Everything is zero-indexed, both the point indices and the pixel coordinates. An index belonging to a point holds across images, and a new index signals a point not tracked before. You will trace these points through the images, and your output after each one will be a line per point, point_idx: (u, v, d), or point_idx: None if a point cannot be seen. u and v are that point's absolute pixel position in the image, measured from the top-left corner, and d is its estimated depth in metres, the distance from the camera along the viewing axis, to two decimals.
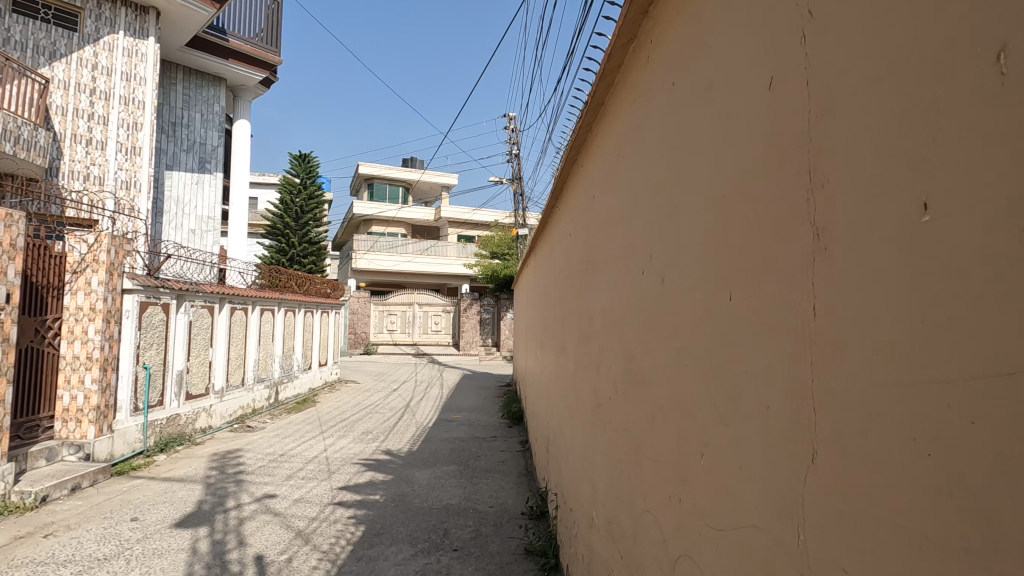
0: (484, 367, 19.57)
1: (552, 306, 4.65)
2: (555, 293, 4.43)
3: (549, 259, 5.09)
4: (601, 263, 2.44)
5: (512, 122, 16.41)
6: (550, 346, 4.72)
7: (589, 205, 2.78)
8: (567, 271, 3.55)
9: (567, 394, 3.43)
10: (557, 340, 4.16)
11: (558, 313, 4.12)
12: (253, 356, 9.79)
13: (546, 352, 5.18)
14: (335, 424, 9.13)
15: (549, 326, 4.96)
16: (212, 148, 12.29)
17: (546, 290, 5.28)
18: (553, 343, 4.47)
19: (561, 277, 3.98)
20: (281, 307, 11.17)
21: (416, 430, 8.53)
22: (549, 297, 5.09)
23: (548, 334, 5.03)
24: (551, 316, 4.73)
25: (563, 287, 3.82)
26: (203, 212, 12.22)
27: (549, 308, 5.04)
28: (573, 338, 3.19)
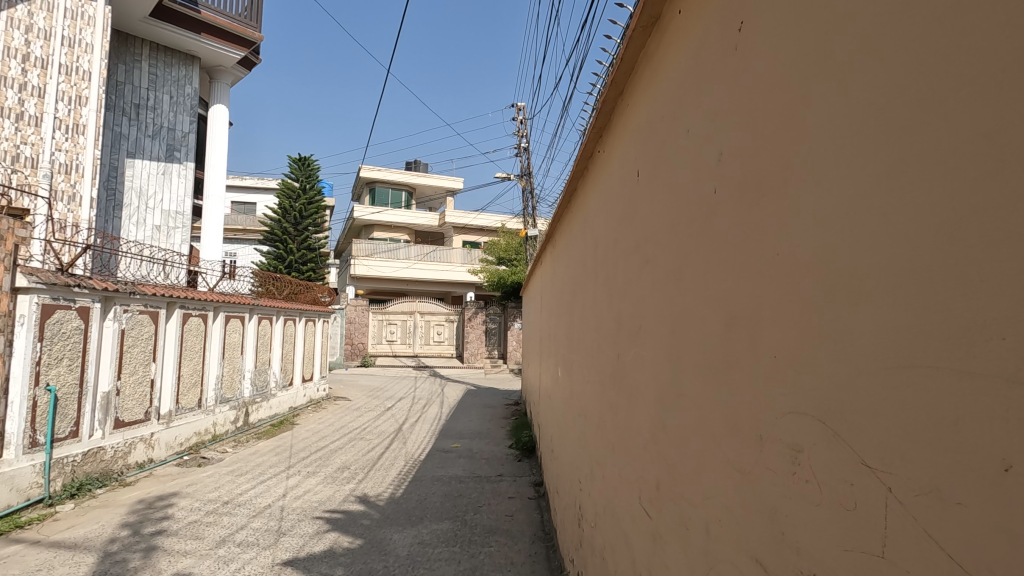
0: (490, 382, 17.97)
1: (588, 302, 3.13)
2: (594, 281, 2.91)
3: (579, 242, 3.58)
4: (816, 170, 0.95)
5: (522, 113, 14.99)
6: (584, 362, 3.19)
7: (720, 82, 1.30)
8: (633, 236, 2.02)
9: (635, 450, 1.92)
10: (600, 354, 2.65)
11: (603, 309, 2.61)
12: (214, 372, 8.26)
13: (574, 374, 3.69)
14: (308, 455, 7.58)
15: (580, 329, 3.46)
16: (183, 134, 10.91)
17: (574, 286, 3.78)
18: (590, 359, 2.95)
19: (609, 252, 2.47)
20: (254, 315, 9.62)
21: (404, 465, 6.96)
22: (579, 294, 3.57)
23: (579, 345, 3.51)
24: (585, 317, 3.21)
25: (617, 264, 2.31)
26: (170, 207, 10.75)
27: (579, 310, 3.52)
28: (660, 352, 1.67)
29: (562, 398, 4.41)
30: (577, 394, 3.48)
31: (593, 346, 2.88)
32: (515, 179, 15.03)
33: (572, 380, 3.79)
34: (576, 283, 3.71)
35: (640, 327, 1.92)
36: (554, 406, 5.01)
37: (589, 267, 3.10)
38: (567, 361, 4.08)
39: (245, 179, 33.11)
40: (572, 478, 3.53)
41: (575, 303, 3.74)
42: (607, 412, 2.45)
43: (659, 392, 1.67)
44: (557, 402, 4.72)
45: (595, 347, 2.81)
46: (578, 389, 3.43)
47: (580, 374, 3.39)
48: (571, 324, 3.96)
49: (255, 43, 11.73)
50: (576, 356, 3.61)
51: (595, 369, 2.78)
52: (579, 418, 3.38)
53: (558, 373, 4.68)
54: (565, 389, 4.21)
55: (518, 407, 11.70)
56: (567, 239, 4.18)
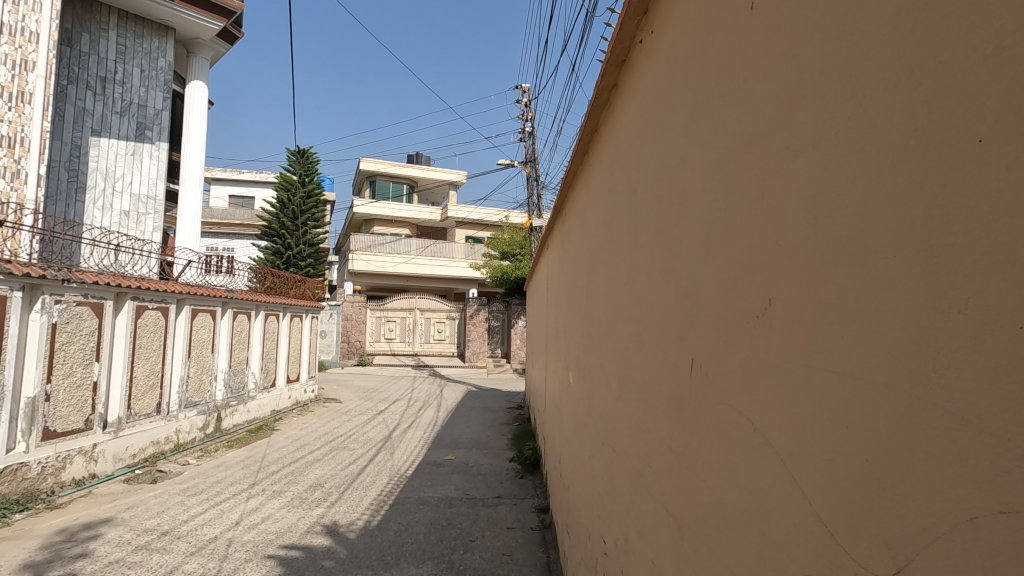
0: (492, 382, 17.01)
1: (616, 276, 2.16)
2: (631, 241, 1.94)
3: (600, 199, 2.61)
4: None
5: (526, 95, 14.03)
6: (609, 361, 2.23)
7: None
8: (739, 138, 1.10)
9: (752, 547, 0.96)
10: (641, 351, 1.70)
11: (651, 282, 1.65)
12: (178, 372, 7.33)
13: (590, 379, 2.75)
14: (280, 468, 6.65)
15: (601, 316, 2.50)
16: (155, 112, 9.98)
17: (592, 259, 2.81)
18: (621, 357, 1.99)
19: (668, 184, 1.52)
20: (229, 310, 8.66)
21: (387, 482, 5.99)
22: (598, 270, 2.61)
23: (597, 337, 2.55)
24: (612, 299, 2.25)
25: (688, 198, 1.35)
26: (140, 191, 9.79)
27: (600, 291, 2.57)
28: (866, 352, 0.72)
29: (574, 407, 3.46)
30: (595, 405, 2.54)
31: (626, 340, 1.92)
32: (519, 166, 14.02)
33: (586, 386, 2.85)
34: (595, 254, 2.75)
35: (765, 301, 0.96)
36: (563, 417, 4.03)
37: (620, 225, 2.14)
38: (580, 359, 3.14)
39: (242, 173, 32.10)
40: (589, 522, 2.58)
41: (593, 283, 2.78)
42: (656, 446, 1.50)
43: (864, 441, 0.72)
44: (567, 410, 3.79)
45: (630, 340, 1.85)
46: (597, 401, 2.48)
47: (600, 377, 2.43)
48: (586, 311, 3.01)
49: (236, 12, 10.73)
50: (593, 353, 2.65)
51: (631, 375, 1.82)
52: (597, 438, 2.43)
53: (569, 374, 3.74)
54: (578, 394, 3.25)
55: (521, 412, 10.74)
56: (583, 203, 3.21)
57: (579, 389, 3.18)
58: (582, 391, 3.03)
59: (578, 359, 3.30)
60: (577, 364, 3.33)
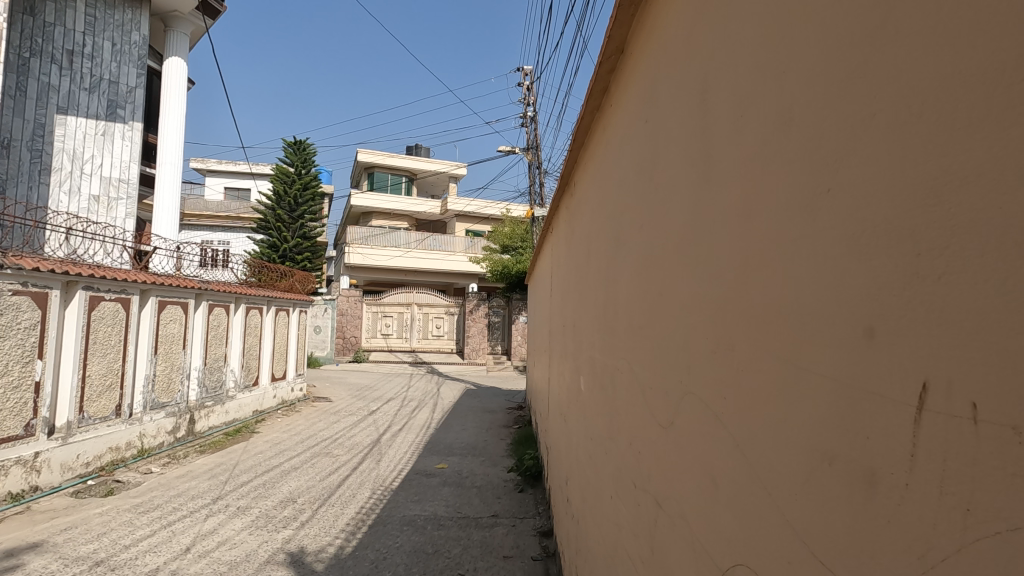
0: (492, 380, 16.32)
1: (663, 237, 1.44)
2: (696, 179, 1.22)
3: (629, 140, 1.88)
4: None
5: (527, 79, 13.30)
6: (649, 363, 1.51)
7: None
8: None
9: None
10: (737, 356, 0.97)
11: (762, 232, 0.92)
12: (142, 371, 6.64)
13: (612, 385, 2.03)
14: (251, 478, 5.96)
15: (630, 299, 1.77)
16: (128, 89, 9.25)
17: (614, 225, 2.09)
18: (677, 362, 1.27)
19: (825, 41, 0.79)
20: (203, 302, 7.95)
21: (369, 497, 5.28)
22: (626, 235, 1.88)
23: (625, 328, 1.83)
24: (651, 272, 1.53)
25: (930, 24, 0.61)
26: (112, 173, 9.06)
27: (627, 264, 1.85)
28: None
29: (586, 417, 2.76)
30: (622, 424, 1.82)
31: (690, 334, 1.20)
32: (520, 153, 13.27)
33: (606, 395, 2.13)
34: (619, 216, 2.02)
35: None
36: (569, 429, 3.35)
37: (669, 160, 1.42)
38: (597, 358, 2.43)
39: (237, 165, 31.35)
40: None
41: (615, 257, 2.05)
42: (801, 537, 0.78)
43: None
44: (576, 420, 3.09)
45: (703, 337, 1.13)
46: (625, 420, 1.76)
47: (631, 387, 1.70)
48: (605, 294, 2.29)
49: None
50: (619, 351, 1.93)
51: (705, 392, 1.10)
52: (626, 472, 1.72)
53: (579, 374, 3.04)
54: (592, 402, 2.53)
55: (522, 413, 10.04)
56: (600, 158, 2.48)
57: (594, 396, 2.47)
58: (601, 400, 2.30)
59: (592, 359, 2.59)
60: (591, 364, 2.62)
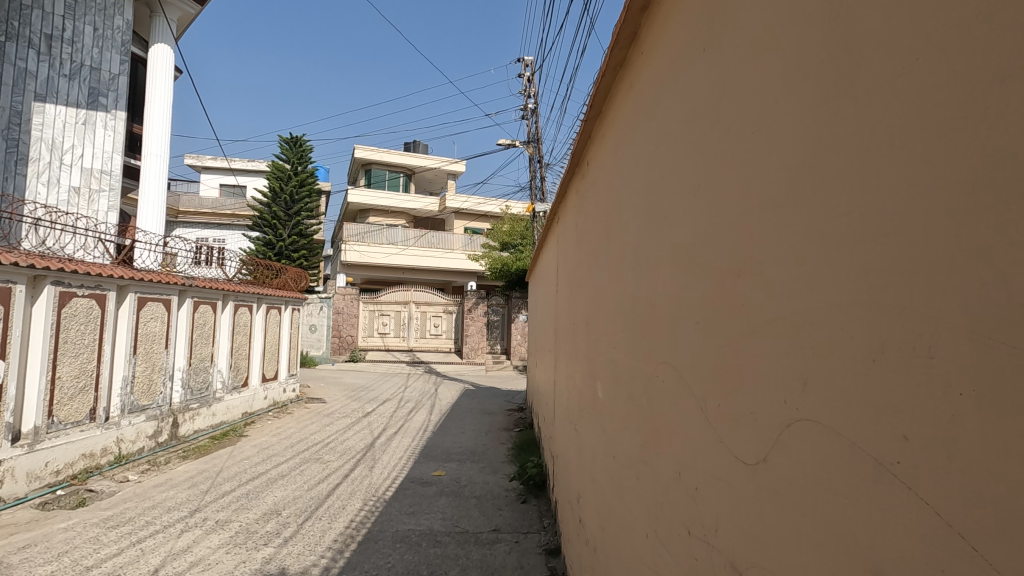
0: (491, 381, 15.93)
1: (742, 193, 1.06)
2: (819, 99, 0.84)
3: (676, 80, 1.49)
4: None
5: (528, 70, 12.88)
6: (715, 359, 1.13)
7: None
8: None
9: None
10: (959, 353, 0.59)
11: (989, 151, 0.57)
12: (119, 372, 6.23)
13: (644, 385, 1.66)
14: (235, 486, 5.57)
15: (674, 279, 1.39)
16: (111, 76, 8.83)
17: (646, 191, 1.70)
18: (780, 361, 0.89)
19: None
20: (188, 299, 7.54)
21: (359, 510, 4.88)
22: (667, 200, 1.49)
23: (665, 315, 1.45)
24: (717, 240, 1.15)
25: None
26: (93, 164, 8.62)
27: (668, 235, 1.46)
28: None
29: (603, 421, 2.37)
30: (663, 435, 1.44)
31: (817, 321, 0.81)
32: (521, 146, 12.84)
33: (636, 397, 1.75)
34: (654, 178, 1.63)
35: None
36: (581, 440, 2.98)
37: (756, 84, 1.03)
38: (620, 352, 2.05)
39: (233, 162, 30.86)
40: None
41: (649, 230, 1.67)
42: None
43: None
44: (591, 423, 2.71)
45: (850, 325, 0.74)
46: (670, 433, 1.38)
47: (680, 389, 1.32)
48: (629, 277, 1.92)
49: None
50: (654, 345, 1.55)
51: (861, 406, 0.72)
52: (672, 499, 1.34)
53: (593, 370, 2.67)
54: (613, 405, 2.15)
55: (523, 415, 9.67)
56: (625, 121, 2.11)
57: (616, 398, 2.09)
58: (625, 404, 1.92)
59: (613, 351, 2.21)
60: (610, 361, 2.24)
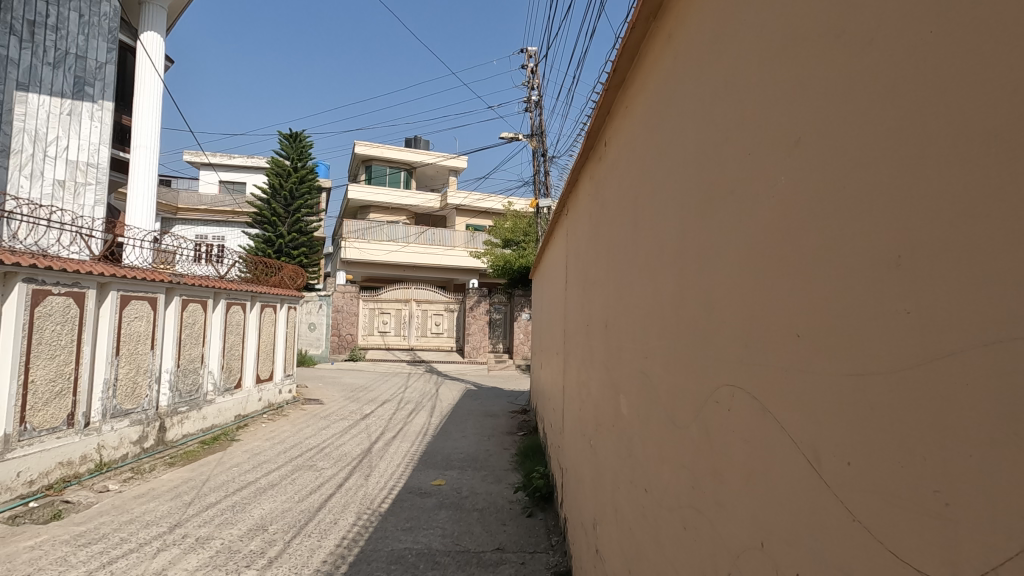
0: (493, 381, 15.57)
1: (867, 146, 0.75)
2: None
3: (739, 21, 1.18)
4: None
5: (531, 61, 12.52)
6: (819, 377, 0.82)
7: None
8: None
9: None
10: None
11: None
12: (100, 374, 5.87)
13: (690, 401, 1.34)
14: (221, 496, 5.23)
15: (741, 268, 1.08)
16: (97, 65, 8.47)
17: (692, 165, 1.39)
18: (962, 389, 0.59)
19: None
20: (176, 297, 7.20)
21: (352, 525, 4.52)
22: (727, 171, 1.18)
23: (725, 315, 1.14)
24: (819, 215, 0.84)
25: None
26: (78, 157, 8.26)
27: (729, 214, 1.15)
28: None
29: (626, 437, 2.06)
30: (721, 468, 1.14)
31: None
32: (524, 140, 12.46)
33: (675, 415, 1.44)
34: (708, 145, 1.29)
35: None
36: (597, 459, 2.64)
37: None
38: (651, 358, 1.73)
39: (232, 159, 30.49)
40: None
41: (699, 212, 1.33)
42: None
43: None
44: (609, 436, 2.40)
45: None
46: (735, 469, 1.07)
47: (751, 413, 1.02)
48: (666, 270, 1.60)
49: None
50: (705, 353, 1.24)
51: None
52: (745, 562, 1.01)
53: (613, 376, 2.35)
54: (640, 420, 1.84)
55: (527, 418, 9.32)
56: (658, 88, 1.77)
57: (646, 412, 1.78)
58: (658, 421, 1.62)
59: (640, 356, 1.89)
60: (636, 367, 1.93)
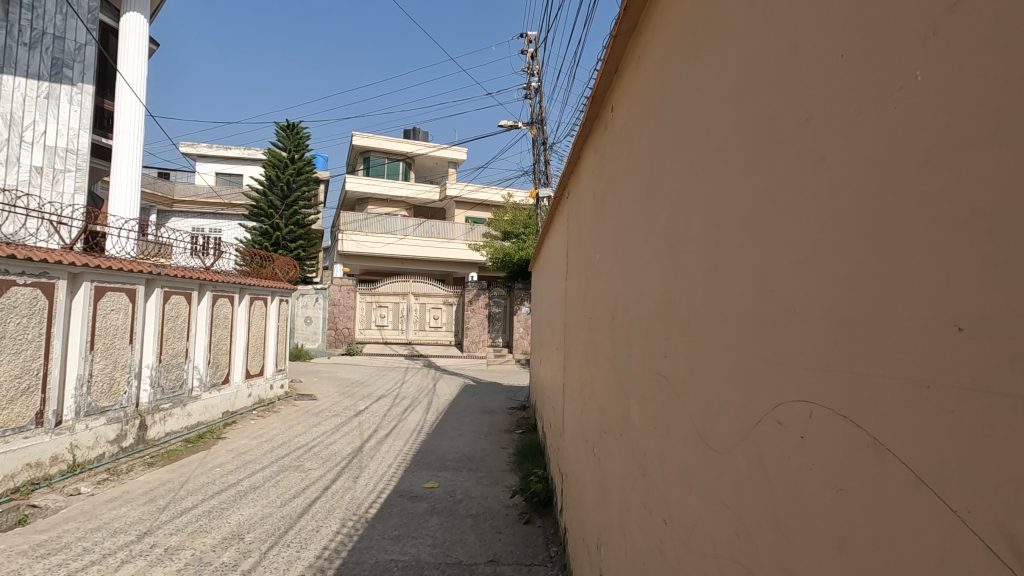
0: (492, 375, 15.25)
1: None
2: None
3: None
4: None
5: (530, 45, 12.09)
6: (989, 403, 0.52)
7: None
8: None
9: None
10: None
11: None
12: (72, 370, 5.53)
13: (727, 414, 1.03)
14: (199, 500, 4.90)
15: (825, 235, 0.77)
16: (76, 46, 8.08)
17: (737, 108, 1.07)
18: None
19: None
20: (157, 288, 6.86)
21: (336, 532, 4.20)
22: (795, 105, 0.87)
23: (794, 300, 0.83)
24: (987, 149, 0.53)
25: None
26: (57, 142, 7.90)
27: (802, 167, 0.83)
28: None
29: (632, 446, 1.76)
30: (786, 509, 0.83)
31: None
32: (523, 128, 12.06)
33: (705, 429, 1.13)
34: (762, 81, 0.97)
35: None
36: (601, 472, 2.32)
37: None
38: (667, 354, 1.42)
39: (229, 150, 30.04)
40: None
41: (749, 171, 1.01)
42: None
43: None
44: (613, 442, 2.10)
45: None
46: (813, 515, 0.76)
47: (845, 440, 0.71)
48: (693, 246, 1.28)
49: None
50: (758, 350, 0.93)
51: None
52: None
53: (619, 374, 2.04)
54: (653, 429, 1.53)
55: (526, 415, 9.01)
56: (683, 31, 1.45)
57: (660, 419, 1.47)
58: (679, 433, 1.30)
59: (653, 352, 1.58)
60: (648, 364, 1.62)
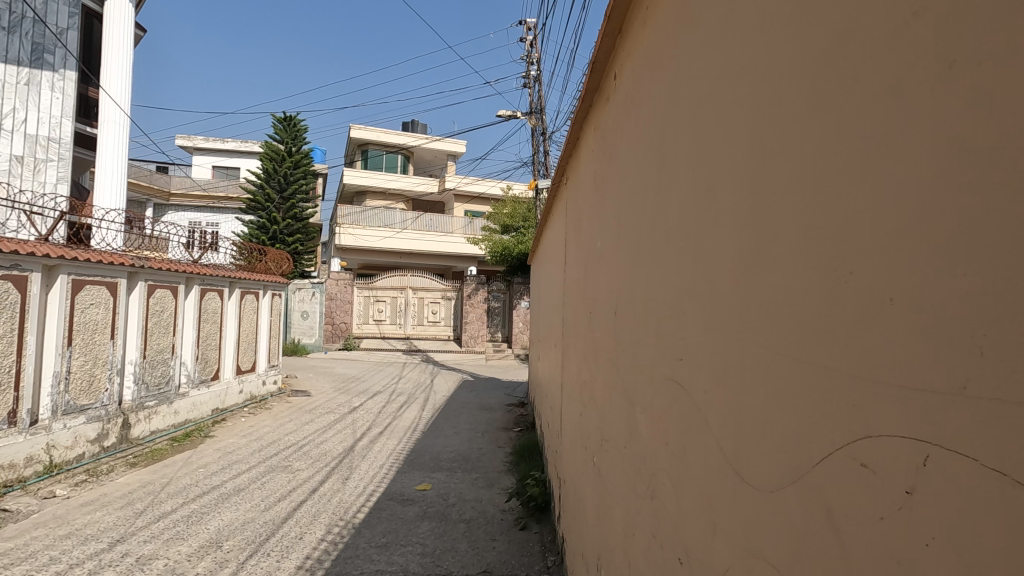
0: (491, 371, 14.99)
1: None
2: None
3: None
4: None
5: (529, 33, 11.77)
6: None
7: None
8: None
9: None
10: None
11: None
12: (47, 366, 5.28)
13: (781, 435, 0.81)
14: (178, 504, 4.66)
15: (959, 189, 0.53)
16: (57, 30, 7.79)
17: (795, 38, 0.83)
18: None
19: None
20: (141, 282, 6.61)
21: (320, 540, 3.96)
22: (895, 16, 0.63)
23: (896, 285, 0.60)
24: None
25: None
26: (38, 131, 7.64)
27: (902, 107, 0.61)
28: None
29: (637, 456, 1.53)
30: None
31: None
32: (522, 118, 11.75)
33: (742, 448, 0.90)
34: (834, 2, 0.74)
35: None
36: (602, 484, 2.08)
37: None
38: (682, 352, 1.18)
39: (226, 143, 29.66)
40: None
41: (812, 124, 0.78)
42: None
43: None
44: (613, 449, 1.86)
45: None
46: None
47: (993, 494, 0.48)
48: (723, 222, 1.05)
49: None
50: (835, 352, 0.70)
51: None
52: None
53: (621, 373, 1.80)
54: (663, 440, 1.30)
55: (525, 412, 8.77)
56: None
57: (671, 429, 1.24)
58: (699, 448, 1.07)
59: (663, 350, 1.35)
60: (657, 364, 1.39)
